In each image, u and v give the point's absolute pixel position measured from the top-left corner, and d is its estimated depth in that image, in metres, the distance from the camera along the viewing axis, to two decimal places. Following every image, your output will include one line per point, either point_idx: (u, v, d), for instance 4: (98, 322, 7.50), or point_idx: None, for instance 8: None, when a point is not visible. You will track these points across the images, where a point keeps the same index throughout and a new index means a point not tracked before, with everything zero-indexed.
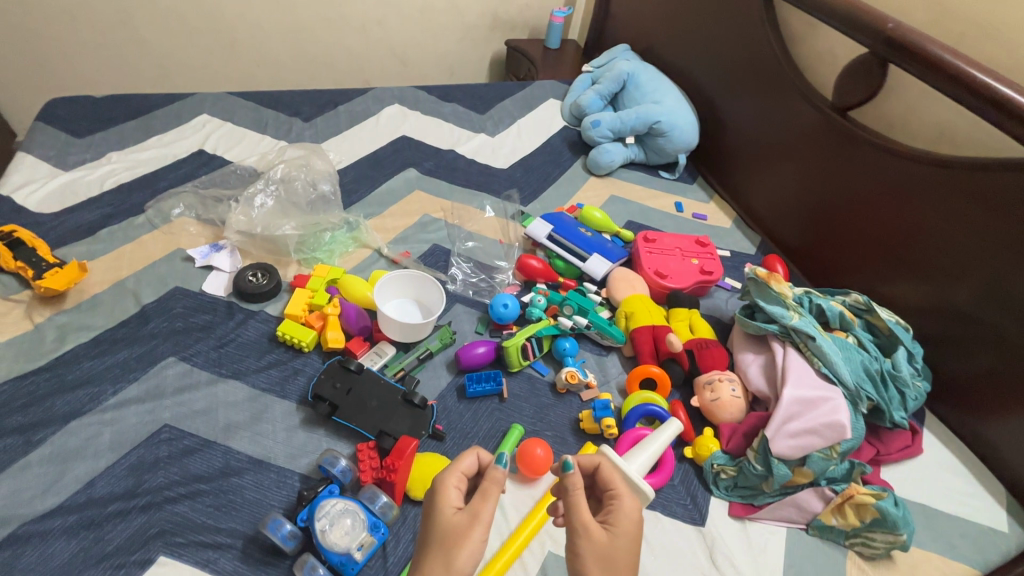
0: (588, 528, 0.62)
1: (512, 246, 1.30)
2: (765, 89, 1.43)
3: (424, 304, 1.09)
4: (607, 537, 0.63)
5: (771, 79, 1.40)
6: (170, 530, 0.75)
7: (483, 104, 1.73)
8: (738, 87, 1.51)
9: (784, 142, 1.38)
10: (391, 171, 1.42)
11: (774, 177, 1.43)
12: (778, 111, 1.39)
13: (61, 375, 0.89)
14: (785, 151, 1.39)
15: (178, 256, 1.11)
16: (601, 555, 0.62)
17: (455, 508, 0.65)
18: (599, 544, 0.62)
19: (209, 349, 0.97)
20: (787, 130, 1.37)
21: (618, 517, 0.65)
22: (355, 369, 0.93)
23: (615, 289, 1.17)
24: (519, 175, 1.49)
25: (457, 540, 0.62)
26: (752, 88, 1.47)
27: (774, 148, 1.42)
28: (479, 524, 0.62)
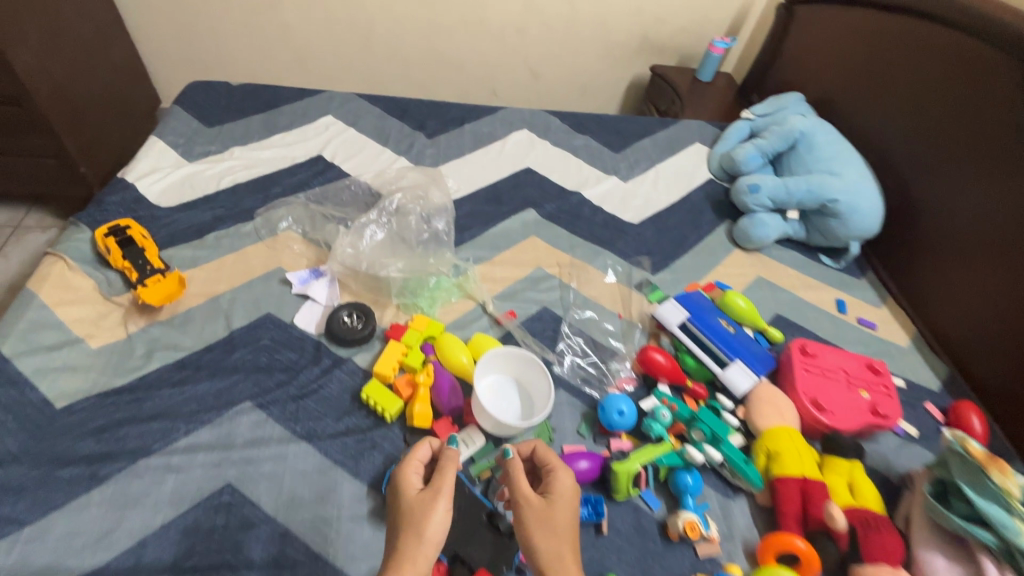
0: (527, 498, 0.69)
1: (633, 326, 1.09)
2: (990, 181, 1.11)
3: (527, 389, 0.93)
4: (546, 503, 0.69)
5: (1014, 176, 1.07)
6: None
7: (619, 140, 1.53)
8: (947, 172, 1.20)
9: (1022, 264, 1.04)
10: (509, 210, 1.27)
11: (981, 295, 1.12)
12: (1019, 221, 1.06)
13: (140, 400, 0.84)
14: (1007, 267, 1.07)
15: (276, 278, 1.03)
16: (545, 515, 0.68)
17: (416, 490, 0.71)
18: (539, 511, 0.68)
19: (287, 399, 0.88)
20: (1015, 241, 1.06)
21: (552, 482, 0.72)
22: None
23: (757, 412, 0.95)
24: (650, 234, 1.29)
25: (428, 512, 0.67)
26: (968, 175, 1.16)
27: (996, 265, 1.10)
28: (442, 497, 0.68)
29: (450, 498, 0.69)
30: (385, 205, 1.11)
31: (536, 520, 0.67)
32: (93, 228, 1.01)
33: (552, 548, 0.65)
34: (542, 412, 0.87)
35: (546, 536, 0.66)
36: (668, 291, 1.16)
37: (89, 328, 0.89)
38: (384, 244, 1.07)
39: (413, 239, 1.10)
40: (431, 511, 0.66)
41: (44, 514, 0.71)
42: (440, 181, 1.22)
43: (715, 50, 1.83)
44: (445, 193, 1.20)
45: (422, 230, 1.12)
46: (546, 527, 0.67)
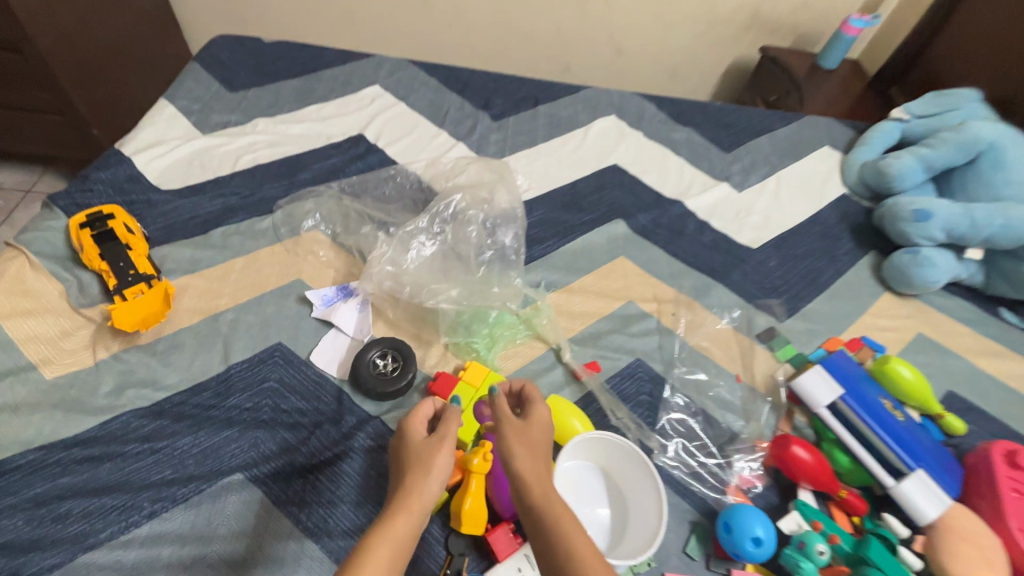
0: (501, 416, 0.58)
1: (758, 396, 0.81)
2: None
3: (620, 489, 0.67)
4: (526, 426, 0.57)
5: None
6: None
7: (728, 137, 1.22)
8: None
9: None
10: (592, 219, 0.99)
11: None
12: None
13: (98, 460, 0.62)
14: None
15: (294, 294, 0.80)
16: (525, 432, 0.56)
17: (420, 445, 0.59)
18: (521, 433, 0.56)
19: (291, 471, 0.64)
20: None
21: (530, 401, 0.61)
22: None
23: (951, 552, 0.65)
24: (772, 265, 0.99)
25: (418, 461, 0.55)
26: None
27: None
28: (437, 444, 0.56)
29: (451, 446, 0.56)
30: (435, 208, 0.87)
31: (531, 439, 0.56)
32: (72, 213, 0.80)
33: (539, 466, 0.53)
34: (650, 541, 0.59)
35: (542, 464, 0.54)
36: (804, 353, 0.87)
37: (45, 351, 0.68)
38: (439, 263, 0.83)
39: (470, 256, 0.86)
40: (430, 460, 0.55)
41: None
42: (509, 181, 0.96)
43: (849, 29, 1.47)
44: (513, 194, 0.94)
45: (483, 247, 0.87)
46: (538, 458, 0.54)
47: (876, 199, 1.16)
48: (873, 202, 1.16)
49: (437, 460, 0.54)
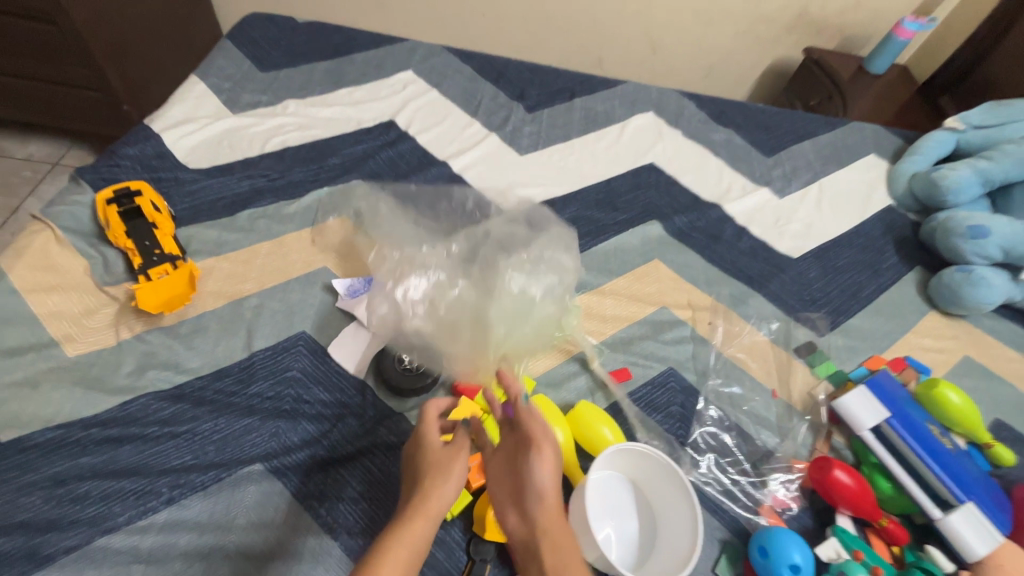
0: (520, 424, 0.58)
1: (795, 414, 0.77)
2: None
3: (650, 503, 0.64)
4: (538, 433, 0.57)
5: None
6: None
7: (770, 140, 1.18)
8: None
9: None
10: (627, 219, 0.95)
11: None
12: None
13: (117, 442, 0.60)
14: None
15: (320, 283, 0.78)
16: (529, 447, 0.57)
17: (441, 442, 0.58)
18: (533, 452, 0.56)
19: (314, 464, 0.62)
20: None
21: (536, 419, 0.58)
22: None
23: None
24: (813, 276, 0.95)
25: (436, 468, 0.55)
26: None
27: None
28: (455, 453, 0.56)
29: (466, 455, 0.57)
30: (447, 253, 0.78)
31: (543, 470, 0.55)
32: (99, 188, 0.78)
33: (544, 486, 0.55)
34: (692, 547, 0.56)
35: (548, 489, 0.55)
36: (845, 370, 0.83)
37: (68, 327, 0.67)
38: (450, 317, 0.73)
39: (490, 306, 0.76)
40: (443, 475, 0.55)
41: None
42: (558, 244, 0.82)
43: (902, 32, 1.41)
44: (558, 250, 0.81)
45: (505, 295, 0.73)
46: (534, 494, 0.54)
47: (923, 212, 1.10)
48: (920, 215, 1.10)
49: (454, 465, 0.55)
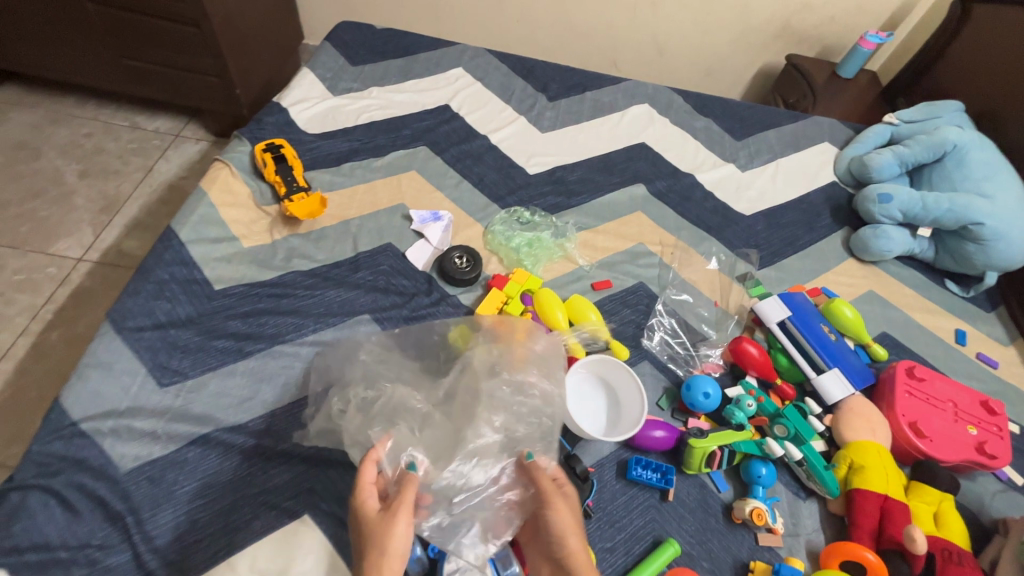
0: (556, 502, 0.71)
1: (729, 316, 1.10)
2: None
3: (614, 390, 0.94)
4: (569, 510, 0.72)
5: None
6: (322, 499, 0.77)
7: (741, 128, 1.48)
8: None
9: None
10: (619, 182, 1.28)
11: None
12: None
13: (280, 297, 0.96)
14: None
15: (399, 213, 1.13)
16: (563, 516, 0.71)
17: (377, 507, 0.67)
18: (561, 521, 0.71)
19: (400, 319, 0.97)
20: None
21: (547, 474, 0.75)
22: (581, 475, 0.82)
23: (846, 423, 0.93)
24: (760, 228, 1.26)
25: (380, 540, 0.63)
26: None
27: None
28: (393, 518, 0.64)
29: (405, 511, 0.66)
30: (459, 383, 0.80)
31: (563, 523, 0.70)
32: (254, 143, 1.15)
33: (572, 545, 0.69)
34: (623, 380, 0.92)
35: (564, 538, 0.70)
36: (772, 291, 1.13)
37: (243, 229, 1.03)
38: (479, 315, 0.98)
39: (524, 270, 1.06)
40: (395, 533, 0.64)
41: (202, 371, 0.85)
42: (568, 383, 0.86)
43: (866, 44, 1.69)
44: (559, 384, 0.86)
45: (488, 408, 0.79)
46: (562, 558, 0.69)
47: (859, 187, 1.40)
48: (857, 190, 1.39)
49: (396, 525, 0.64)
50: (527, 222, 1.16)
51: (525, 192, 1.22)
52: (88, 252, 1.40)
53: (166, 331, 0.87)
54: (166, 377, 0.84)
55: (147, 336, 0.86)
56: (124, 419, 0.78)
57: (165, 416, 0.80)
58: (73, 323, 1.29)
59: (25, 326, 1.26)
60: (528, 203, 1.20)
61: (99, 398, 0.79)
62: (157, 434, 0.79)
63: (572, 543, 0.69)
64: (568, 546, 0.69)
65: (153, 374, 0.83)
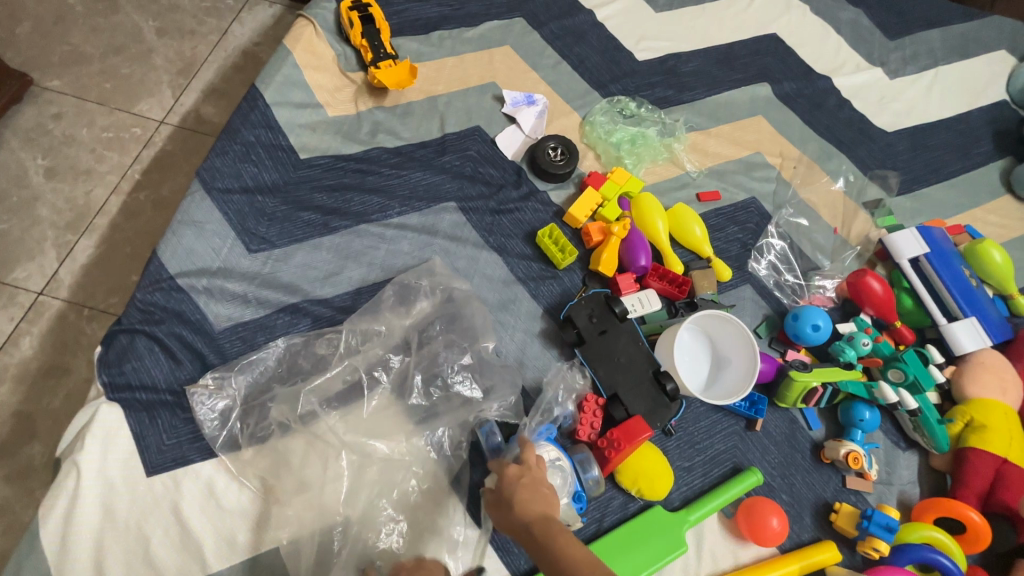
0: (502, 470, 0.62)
1: (848, 246, 0.97)
2: None
3: (721, 360, 0.82)
4: (515, 473, 0.61)
5: None
6: (413, 392, 0.76)
7: (899, 25, 1.22)
8: None
9: None
10: (739, 79, 1.11)
11: None
12: None
13: (365, 173, 0.91)
14: None
15: (489, 93, 1.01)
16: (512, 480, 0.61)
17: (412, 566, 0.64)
18: (514, 476, 0.61)
19: (486, 210, 0.91)
20: None
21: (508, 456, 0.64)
22: (670, 393, 0.75)
23: (972, 377, 0.83)
24: (902, 148, 1.07)
25: None
26: None
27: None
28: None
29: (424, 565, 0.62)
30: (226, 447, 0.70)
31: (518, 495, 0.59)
32: None
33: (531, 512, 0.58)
34: (723, 352, 0.82)
35: (534, 503, 0.59)
36: (848, 263, 0.95)
37: (327, 97, 0.96)
38: (572, 215, 0.89)
39: (623, 171, 0.95)
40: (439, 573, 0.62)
41: (288, 242, 0.84)
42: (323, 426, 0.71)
43: None
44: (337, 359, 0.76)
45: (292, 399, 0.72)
46: (541, 532, 0.56)
47: None
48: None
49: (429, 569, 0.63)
50: (630, 115, 1.03)
51: (630, 81, 1.07)
52: (170, 116, 1.39)
53: (254, 197, 0.85)
54: (253, 243, 0.82)
55: (236, 200, 0.84)
56: (216, 279, 0.79)
57: (255, 281, 0.80)
58: (158, 186, 1.30)
59: (116, 183, 1.29)
60: (633, 94, 1.06)
61: (192, 255, 0.79)
62: (248, 298, 0.79)
63: (528, 511, 0.58)
64: (533, 522, 0.57)
65: (242, 239, 0.82)
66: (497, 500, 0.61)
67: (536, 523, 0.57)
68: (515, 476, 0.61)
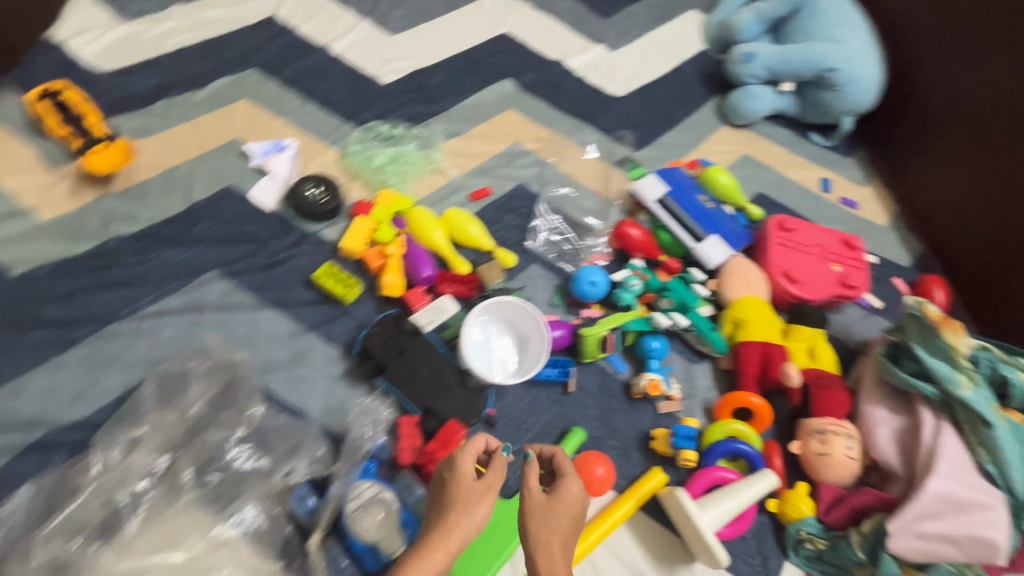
0: (571, 477, 0.63)
1: (611, 204, 1.08)
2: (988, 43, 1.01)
3: (522, 335, 0.86)
4: (578, 491, 0.62)
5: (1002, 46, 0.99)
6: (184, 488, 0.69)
7: (608, 5, 1.38)
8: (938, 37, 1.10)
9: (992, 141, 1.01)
10: (484, 80, 1.19)
11: (949, 171, 1.09)
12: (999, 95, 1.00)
13: (103, 270, 0.82)
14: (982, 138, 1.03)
15: (235, 150, 0.97)
16: (568, 490, 0.62)
17: (471, 479, 0.59)
18: (574, 492, 0.62)
19: (256, 269, 0.87)
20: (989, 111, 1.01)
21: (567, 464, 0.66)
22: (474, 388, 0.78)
23: (728, 283, 0.96)
24: (635, 108, 1.22)
25: (460, 507, 0.57)
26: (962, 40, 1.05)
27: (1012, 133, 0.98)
28: (476, 505, 0.58)
29: (476, 491, 0.58)
30: None
31: (565, 518, 0.59)
32: (27, 93, 0.93)
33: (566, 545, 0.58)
34: (523, 327, 0.85)
35: (552, 537, 0.58)
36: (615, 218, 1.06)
37: (36, 201, 0.85)
38: (347, 247, 0.88)
39: (391, 191, 0.97)
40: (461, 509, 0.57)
41: (19, 373, 0.73)
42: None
43: None
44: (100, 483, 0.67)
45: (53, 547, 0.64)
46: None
47: None
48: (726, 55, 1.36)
49: (477, 500, 0.58)
50: (387, 136, 1.05)
51: (381, 105, 1.09)
52: None
53: None
54: None
55: None
56: None
57: None
58: None
59: None
60: (386, 116, 1.08)
61: None
62: None
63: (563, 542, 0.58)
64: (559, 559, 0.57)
65: None
66: (534, 507, 0.59)
67: (540, 552, 0.57)
68: (578, 497, 0.62)
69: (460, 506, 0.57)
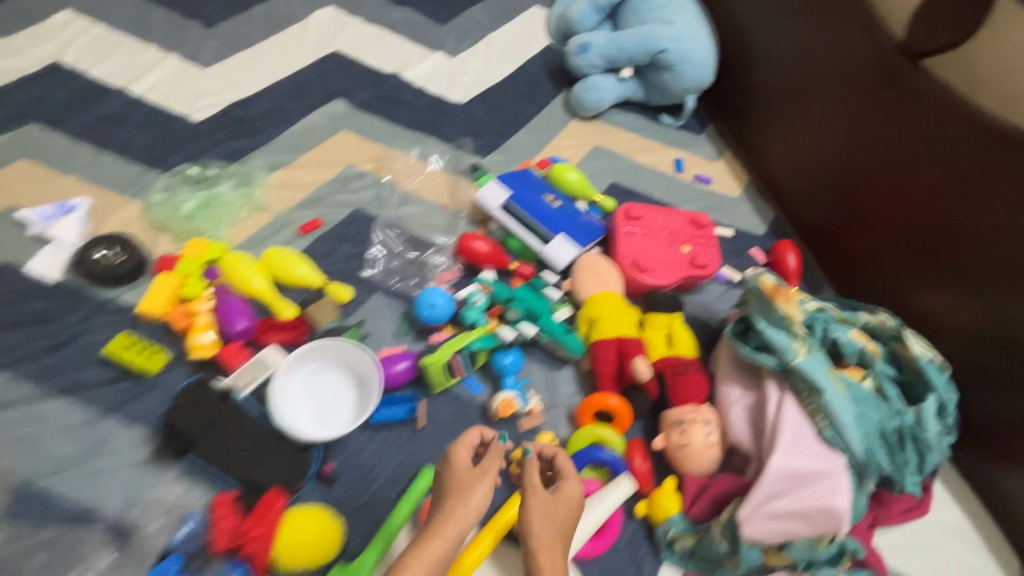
0: (570, 476, 0.67)
1: (459, 217, 1.03)
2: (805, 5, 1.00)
3: (361, 376, 0.79)
4: (575, 492, 0.66)
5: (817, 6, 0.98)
6: None
7: (446, 9, 1.34)
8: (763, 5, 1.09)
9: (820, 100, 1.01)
10: (313, 104, 1.11)
11: (787, 135, 1.09)
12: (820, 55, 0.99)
13: None
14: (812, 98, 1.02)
15: (12, 220, 0.86)
16: (566, 488, 0.65)
17: (465, 468, 0.64)
18: (570, 492, 0.65)
19: (38, 353, 0.76)
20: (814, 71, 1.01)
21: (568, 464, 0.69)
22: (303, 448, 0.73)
23: (580, 281, 0.92)
24: (480, 113, 1.18)
25: (457, 491, 0.61)
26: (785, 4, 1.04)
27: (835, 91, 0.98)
28: (475, 486, 0.62)
29: (477, 477, 0.63)
30: None
31: (561, 515, 0.63)
32: None
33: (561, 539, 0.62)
34: (361, 368, 0.79)
35: (547, 531, 0.62)
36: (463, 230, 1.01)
37: None
38: (145, 310, 0.79)
39: (204, 240, 0.88)
40: (460, 493, 0.61)
41: None
42: None
43: None
44: None
45: None
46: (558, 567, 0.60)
47: None
48: None
49: (473, 486, 0.62)
50: (200, 179, 0.96)
51: (192, 145, 1.00)
52: None
53: None
54: None
55: None
56: None
57: None
58: None
59: None
60: (198, 157, 0.98)
61: None
62: None
63: (557, 536, 0.62)
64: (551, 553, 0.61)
65: None
66: (536, 503, 0.63)
67: (541, 549, 0.61)
68: (574, 495, 0.65)
69: (461, 495, 0.61)
